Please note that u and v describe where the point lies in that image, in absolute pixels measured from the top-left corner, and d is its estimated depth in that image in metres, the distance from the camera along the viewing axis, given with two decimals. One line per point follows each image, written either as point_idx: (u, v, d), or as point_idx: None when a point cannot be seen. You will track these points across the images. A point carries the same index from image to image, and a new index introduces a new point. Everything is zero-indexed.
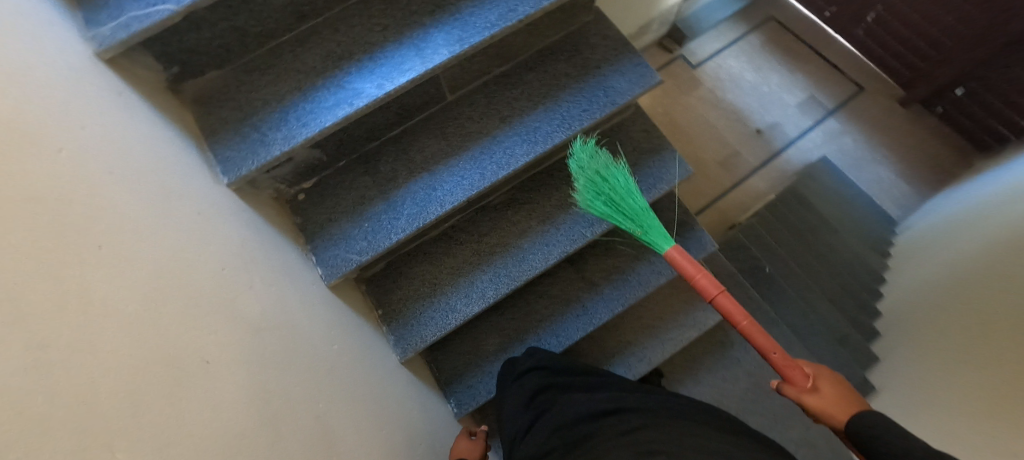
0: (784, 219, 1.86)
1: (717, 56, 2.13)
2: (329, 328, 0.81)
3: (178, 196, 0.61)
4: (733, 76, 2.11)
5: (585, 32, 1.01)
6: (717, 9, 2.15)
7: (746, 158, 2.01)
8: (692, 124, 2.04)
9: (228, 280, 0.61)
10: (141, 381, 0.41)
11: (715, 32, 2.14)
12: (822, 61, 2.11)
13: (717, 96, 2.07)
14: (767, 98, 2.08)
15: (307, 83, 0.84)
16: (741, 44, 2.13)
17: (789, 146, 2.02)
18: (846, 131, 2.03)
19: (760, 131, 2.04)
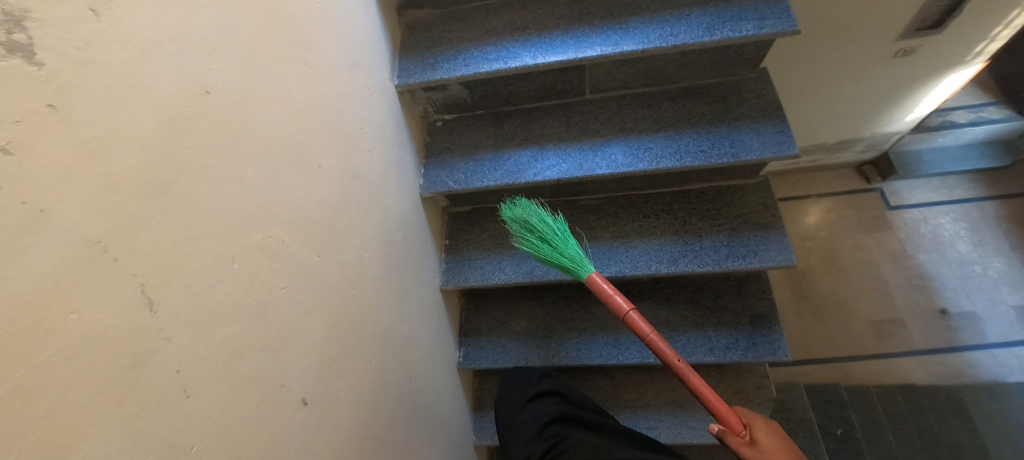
0: (921, 414, 1.61)
1: (928, 208, 2.00)
2: (408, 221, 0.98)
3: (358, 67, 0.82)
4: (942, 238, 1.94)
5: (741, 86, 1.02)
6: (954, 161, 2.03)
7: (911, 334, 1.77)
8: (853, 262, 1.91)
9: (360, 135, 0.80)
10: (288, 146, 0.58)
11: (938, 183, 2.03)
12: None
13: (901, 252, 1.91)
14: (972, 278, 1.86)
15: (483, 38, 1.03)
16: (964, 209, 1.99)
17: (974, 345, 1.75)
18: None
19: (946, 313, 1.80)
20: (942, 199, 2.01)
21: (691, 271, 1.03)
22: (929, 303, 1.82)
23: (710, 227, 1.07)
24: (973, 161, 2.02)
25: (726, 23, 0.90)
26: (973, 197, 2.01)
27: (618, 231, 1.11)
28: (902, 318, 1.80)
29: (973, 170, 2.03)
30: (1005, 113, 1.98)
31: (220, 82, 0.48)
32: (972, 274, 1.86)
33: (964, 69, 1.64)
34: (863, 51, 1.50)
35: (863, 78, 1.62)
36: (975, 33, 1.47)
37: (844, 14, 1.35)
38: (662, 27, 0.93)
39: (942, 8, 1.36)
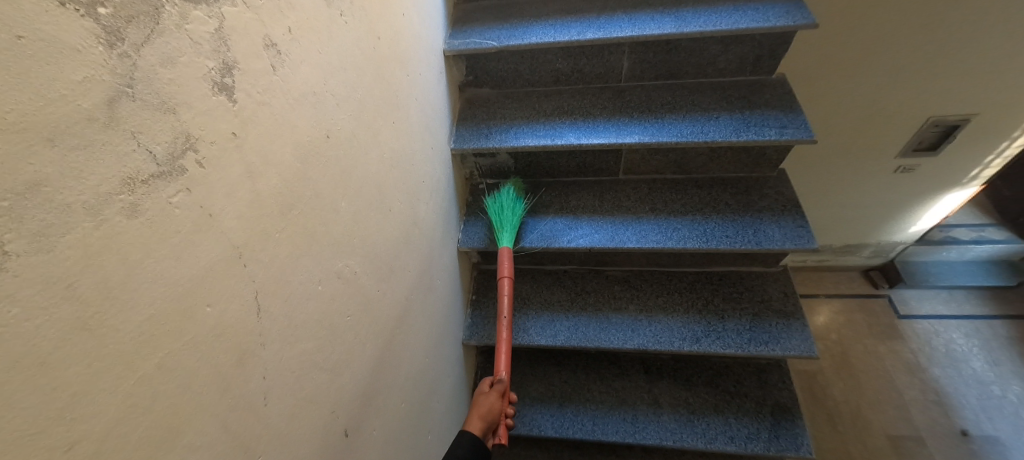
0: None
1: (937, 320, 2.00)
2: (445, 270, 1.03)
3: (426, 131, 0.93)
4: (954, 353, 1.90)
5: (764, 183, 1.12)
6: (959, 275, 2.09)
7: (932, 453, 1.66)
8: (865, 370, 1.87)
9: (420, 189, 0.88)
10: (368, 189, 0.65)
11: (946, 295, 2.06)
12: None
13: (914, 362, 1.88)
14: (989, 398, 1.77)
15: (533, 117, 1.16)
16: (976, 325, 1.97)
17: None
18: None
19: (968, 435, 1.69)
20: (952, 312, 2.02)
21: (714, 352, 1.05)
22: (948, 423, 1.72)
23: (733, 310, 1.10)
24: (981, 277, 2.08)
25: (750, 127, 1.02)
26: (986, 314, 2.00)
27: (643, 305, 1.14)
28: (921, 435, 1.70)
29: (981, 286, 2.06)
30: (1007, 235, 2.15)
31: (337, 130, 0.57)
32: (987, 392, 1.79)
33: (962, 189, 1.74)
34: (866, 164, 1.63)
35: (872, 188, 1.73)
36: (969, 159, 1.59)
37: (849, 130, 1.52)
38: (693, 124, 1.05)
39: (935, 132, 1.51)
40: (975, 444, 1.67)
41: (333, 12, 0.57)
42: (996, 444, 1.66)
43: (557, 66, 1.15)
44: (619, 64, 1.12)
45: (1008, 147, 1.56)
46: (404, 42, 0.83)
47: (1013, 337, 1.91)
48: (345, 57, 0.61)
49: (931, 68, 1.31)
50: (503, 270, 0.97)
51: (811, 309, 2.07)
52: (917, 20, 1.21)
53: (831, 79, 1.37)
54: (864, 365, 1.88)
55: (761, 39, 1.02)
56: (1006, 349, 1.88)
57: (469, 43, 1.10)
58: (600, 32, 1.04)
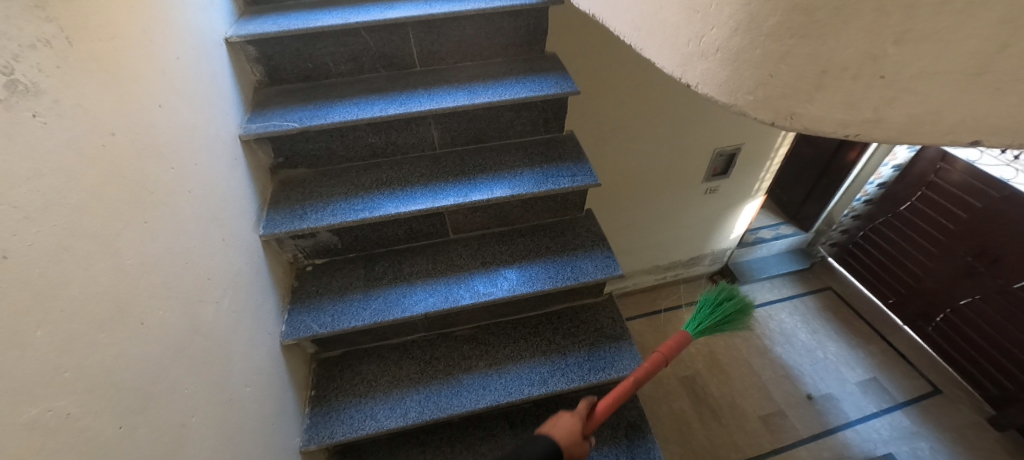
0: None
1: (767, 305, 2.40)
2: (260, 373, 0.91)
3: (214, 223, 0.86)
4: (787, 331, 2.28)
5: (576, 223, 1.26)
6: (774, 265, 2.53)
7: (792, 421, 1.94)
8: (731, 362, 2.15)
9: (206, 288, 0.79)
10: (91, 308, 0.55)
11: (769, 284, 2.49)
12: (889, 346, 2.20)
13: (762, 346, 2.21)
14: (820, 362, 2.14)
15: (352, 192, 1.15)
16: (795, 303, 2.40)
17: (845, 424, 1.92)
18: (917, 430, 1.90)
19: (812, 398, 2.01)
20: (778, 297, 2.44)
21: (563, 390, 1.08)
22: (797, 391, 2.04)
23: (573, 345, 1.17)
24: (787, 264, 2.54)
25: (548, 179, 1.14)
26: (799, 292, 2.46)
27: (491, 359, 1.16)
28: (782, 408, 1.98)
29: (790, 271, 2.53)
30: (795, 229, 2.60)
31: (24, 248, 0.48)
32: (819, 358, 2.16)
33: (752, 200, 2.18)
34: (678, 191, 1.97)
35: (679, 211, 2.08)
36: (746, 177, 2.03)
37: (651, 168, 1.82)
38: (503, 180, 1.15)
39: (721, 160, 1.91)
40: (818, 404, 2.00)
41: (19, 114, 0.50)
42: (833, 400, 2.00)
43: (370, 140, 1.18)
44: (429, 134, 1.20)
45: (769, 165, 2.01)
46: (165, 135, 0.76)
47: (820, 308, 2.37)
48: (46, 164, 0.53)
49: (688, 115, 1.66)
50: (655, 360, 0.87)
51: (677, 321, 2.33)
52: (672, 85, 1.54)
53: (623, 132, 1.64)
54: (730, 359, 2.16)
55: (545, 104, 1.19)
56: (818, 318, 2.32)
57: (268, 126, 1.07)
58: (401, 107, 1.10)
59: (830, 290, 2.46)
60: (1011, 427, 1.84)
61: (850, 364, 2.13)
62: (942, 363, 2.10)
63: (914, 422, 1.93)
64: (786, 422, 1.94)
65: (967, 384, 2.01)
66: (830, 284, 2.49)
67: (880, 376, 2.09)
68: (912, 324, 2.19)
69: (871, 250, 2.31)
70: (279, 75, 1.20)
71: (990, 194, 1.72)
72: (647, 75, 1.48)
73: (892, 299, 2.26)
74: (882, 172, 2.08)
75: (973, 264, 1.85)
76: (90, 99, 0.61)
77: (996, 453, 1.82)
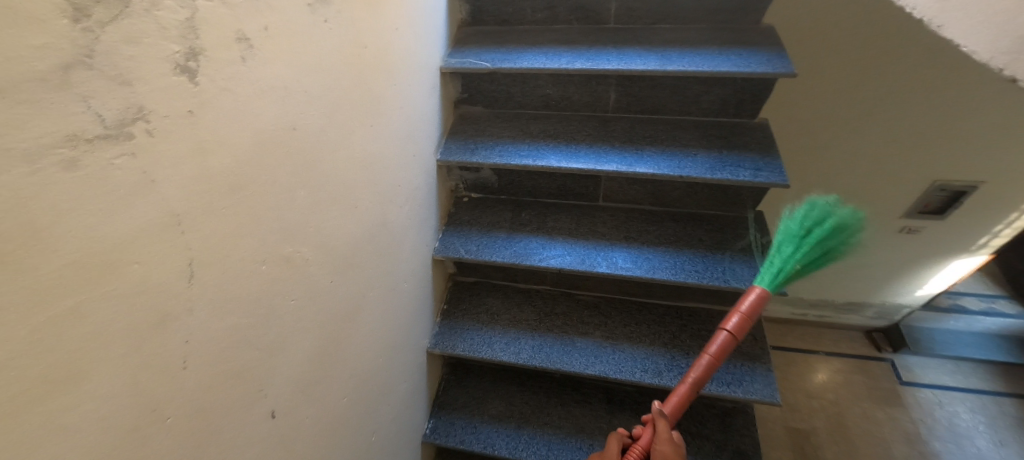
0: None
1: (940, 390, 1.91)
2: (414, 276, 1.05)
3: (411, 140, 0.98)
4: (958, 429, 1.79)
5: (739, 223, 1.14)
6: (967, 347, 2.00)
7: None
8: (862, 433, 1.79)
9: (395, 193, 0.92)
10: (330, 183, 0.68)
11: (951, 366, 1.97)
12: None
13: (915, 431, 1.79)
14: None
15: (519, 138, 1.20)
16: (984, 399, 1.87)
17: None
18: None
19: None
20: (958, 384, 1.92)
21: (677, 388, 1.03)
22: None
23: (699, 348, 1.09)
24: (988, 350, 1.98)
25: (725, 167, 1.04)
26: (995, 389, 1.90)
27: (609, 332, 1.15)
28: None
29: (991, 360, 1.96)
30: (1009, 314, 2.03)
31: (304, 124, 0.61)
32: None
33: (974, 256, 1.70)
34: (868, 219, 1.62)
35: (865, 244, 1.71)
36: (979, 225, 1.57)
37: (845, 185, 1.52)
38: (672, 158, 1.08)
39: (945, 196, 1.50)
40: None
41: (317, 18, 0.63)
42: None
43: (547, 91, 1.21)
44: (607, 95, 1.18)
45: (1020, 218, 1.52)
46: (396, 55, 0.88)
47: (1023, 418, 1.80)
48: (325, 61, 0.65)
49: (923, 128, 1.32)
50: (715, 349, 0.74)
51: (808, 364, 2.01)
52: (919, 80, 1.23)
53: (825, 132, 1.39)
54: (863, 430, 1.80)
55: (744, 83, 1.06)
56: (1015, 430, 1.77)
57: (464, 63, 1.16)
58: (589, 63, 1.09)
59: None
60: None
61: None
62: None
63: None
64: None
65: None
66: None
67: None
68: None
69: None
70: (480, 17, 1.28)
71: None
72: (887, 62, 1.21)
73: None
74: None
75: None
76: (358, 14, 0.73)
77: None
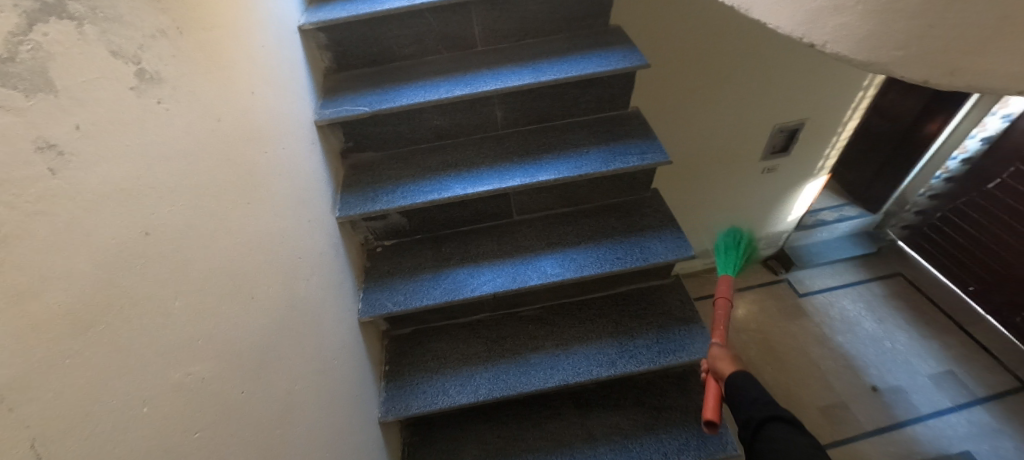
0: None
1: (829, 292, 2.30)
2: (345, 348, 0.96)
3: (303, 206, 0.90)
4: (849, 319, 2.19)
5: (643, 203, 1.22)
6: (835, 250, 2.43)
7: (857, 416, 1.87)
8: (788, 349, 2.08)
9: (300, 266, 0.83)
10: (214, 282, 0.59)
11: (831, 271, 2.37)
12: (970, 338, 2.09)
13: (823, 332, 2.13)
14: (889, 354, 2.05)
15: (419, 174, 1.16)
16: (859, 289, 2.29)
17: (917, 420, 1.85)
18: (1005, 432, 1.81)
19: (878, 390, 1.94)
20: (839, 283, 2.32)
21: (633, 371, 1.07)
22: (861, 383, 1.97)
23: (640, 327, 1.15)
24: (849, 249, 2.44)
25: (616, 157, 1.11)
26: (865, 278, 2.35)
27: (559, 339, 1.16)
28: (844, 399, 1.92)
29: (853, 256, 2.42)
30: (861, 210, 2.51)
31: (159, 225, 0.52)
32: (886, 348, 2.07)
33: (818, 180, 2.02)
34: (738, 170, 1.85)
35: (742, 190, 1.95)
36: (816, 153, 1.87)
37: (715, 146, 1.73)
38: (568, 160, 1.13)
39: (783, 136, 1.77)
40: (884, 396, 1.93)
41: (148, 101, 0.53)
42: (901, 393, 1.93)
43: (436, 122, 1.19)
44: (494, 114, 1.20)
45: (839, 140, 1.84)
46: (259, 120, 0.80)
47: (888, 294, 2.27)
48: (172, 146, 0.56)
49: (754, 86, 1.54)
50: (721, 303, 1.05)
51: (732, 302, 2.28)
52: (743, 48, 1.42)
53: (688, 106, 1.56)
54: (788, 348, 2.10)
55: (611, 79, 1.15)
56: (886, 306, 2.22)
57: (340, 111, 1.09)
58: (467, 88, 1.10)
59: (901, 276, 2.35)
60: None
61: (923, 356, 2.04)
62: None
63: (997, 419, 1.84)
64: (849, 413, 1.89)
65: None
66: (901, 270, 2.37)
67: (957, 370, 1.99)
68: (997, 314, 2.11)
69: (952, 233, 2.20)
70: (346, 61, 1.22)
71: None
72: (714, 40, 1.38)
73: (972, 287, 2.18)
74: (968, 146, 1.96)
75: None
76: (199, 86, 0.64)
77: None
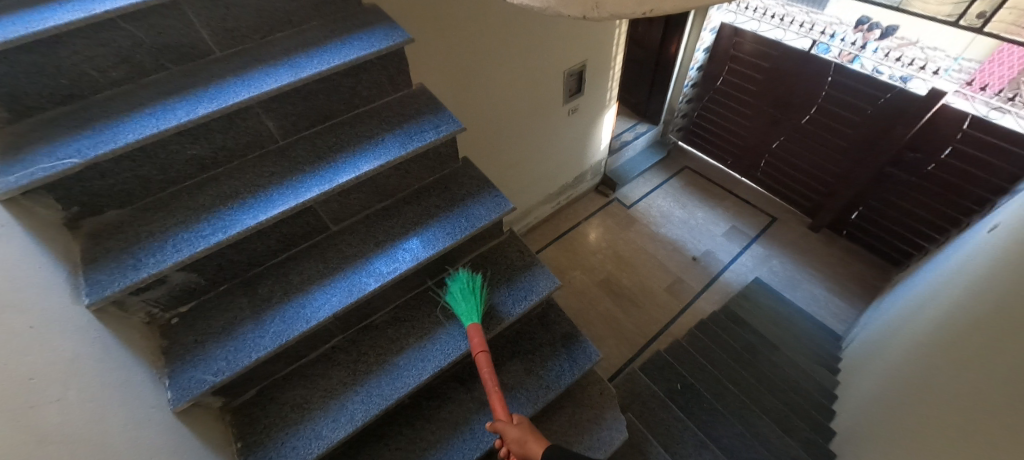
0: (717, 337, 2.12)
1: (647, 197, 2.84)
2: (153, 457, 0.77)
3: (26, 309, 0.66)
4: (664, 212, 2.75)
5: (456, 174, 1.25)
6: (640, 162, 2.96)
7: (689, 283, 2.43)
8: (632, 252, 2.55)
9: (33, 390, 0.61)
10: None
11: (643, 179, 2.92)
12: (736, 197, 2.84)
13: (652, 229, 2.66)
14: (696, 229, 2.66)
15: (192, 217, 0.96)
16: (665, 187, 2.89)
17: (725, 269, 2.48)
18: (771, 255, 2.56)
19: (697, 258, 2.53)
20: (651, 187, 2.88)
21: (494, 331, 1.12)
22: (684, 256, 2.54)
23: (491, 288, 1.21)
24: (649, 158, 3.00)
25: (412, 137, 1.09)
26: (666, 177, 2.96)
27: (421, 331, 1.14)
28: (679, 275, 2.46)
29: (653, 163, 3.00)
30: (648, 126, 3.02)
31: None
32: (693, 225, 2.69)
33: (609, 110, 2.36)
34: (539, 119, 2.03)
35: (549, 135, 2.16)
36: (595, 89, 2.16)
37: (514, 103, 1.85)
38: (365, 153, 1.07)
39: (574, 79, 2.02)
40: (702, 261, 2.52)
41: None
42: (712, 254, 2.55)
43: (193, 151, 0.99)
44: (263, 126, 1.05)
45: (613, 76, 2.17)
46: None
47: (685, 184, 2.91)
48: None
49: (525, 43, 1.68)
50: (477, 346, 1.00)
51: (582, 231, 2.66)
52: (507, 13, 1.52)
53: (478, 72, 1.61)
54: (632, 252, 2.56)
55: (380, 61, 1.11)
56: (684, 194, 2.85)
57: (34, 172, 0.81)
58: (214, 103, 0.93)
59: (687, 169, 3.01)
60: (824, 226, 2.62)
61: (715, 222, 2.70)
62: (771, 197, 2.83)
63: (764, 248, 2.59)
64: (685, 285, 2.43)
65: (792, 207, 2.75)
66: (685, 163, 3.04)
67: (736, 223, 2.70)
68: (747, 175, 2.87)
69: (706, 126, 2.90)
70: (22, 105, 0.89)
71: (773, 54, 2.32)
72: (480, 11, 1.44)
73: (730, 161, 2.91)
74: (698, 57, 2.61)
75: (775, 113, 2.50)
76: None
77: (819, 248, 2.58)
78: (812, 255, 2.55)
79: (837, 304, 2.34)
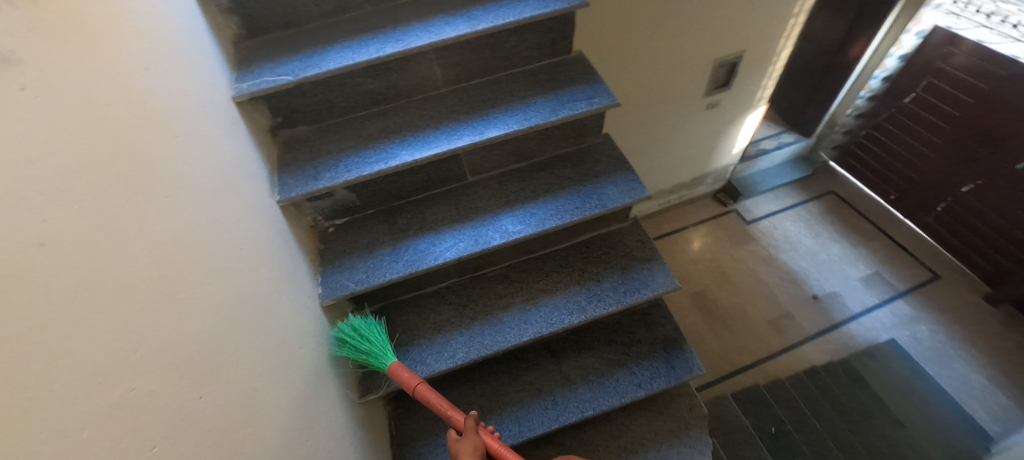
0: (828, 391, 1.89)
1: (772, 216, 2.48)
2: (305, 337, 0.92)
3: (236, 193, 0.81)
4: (790, 238, 2.39)
5: (593, 150, 1.22)
6: (773, 177, 2.58)
7: (801, 323, 2.08)
8: (738, 273, 2.26)
9: (240, 259, 0.76)
10: (142, 292, 0.52)
11: (772, 196, 2.55)
12: (890, 240, 2.36)
13: (768, 253, 2.32)
14: (824, 265, 2.28)
15: (361, 144, 1.09)
16: (798, 210, 2.50)
17: (852, 320, 2.09)
18: (919, 318, 2.09)
19: (817, 297, 2.17)
20: (781, 207, 2.51)
21: (598, 315, 1.11)
22: (802, 292, 2.19)
23: (604, 271, 1.18)
24: (786, 174, 2.60)
25: (564, 104, 1.09)
26: (802, 199, 2.55)
27: (528, 294, 1.17)
28: (789, 311, 2.13)
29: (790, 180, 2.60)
30: (797, 136, 2.64)
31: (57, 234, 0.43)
32: (823, 260, 2.30)
33: (756, 110, 2.09)
34: (683, 107, 1.88)
35: (689, 127, 2.00)
36: (753, 84, 1.93)
37: (662, 85, 1.73)
38: (516, 112, 1.09)
39: (722, 70, 1.80)
40: (823, 302, 2.16)
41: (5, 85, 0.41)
42: (837, 296, 2.17)
43: (371, 86, 1.10)
44: (432, 71, 1.12)
45: (774, 70, 1.91)
46: (164, 100, 0.68)
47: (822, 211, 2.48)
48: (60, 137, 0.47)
49: (693, 20, 1.55)
50: (410, 380, 0.93)
51: (685, 237, 2.42)
52: None
53: (636, 45, 1.53)
54: (735, 270, 2.27)
55: (549, 23, 1.10)
56: (822, 222, 2.44)
57: (260, 82, 0.97)
58: (399, 44, 1.02)
59: (832, 195, 2.55)
60: (1005, 301, 2.05)
61: (853, 262, 2.29)
62: (940, 250, 2.29)
63: (911, 308, 2.13)
64: (793, 323, 2.09)
65: (966, 267, 2.21)
66: (832, 188, 2.58)
67: (881, 270, 2.25)
68: (912, 217, 2.36)
69: (873, 148, 2.42)
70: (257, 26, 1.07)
71: (998, 73, 1.79)
72: None
73: (893, 196, 2.41)
74: (888, 64, 2.14)
75: (978, 150, 1.96)
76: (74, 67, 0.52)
77: (989, 326, 2.04)
78: (981, 333, 2.03)
79: (999, 400, 1.85)
